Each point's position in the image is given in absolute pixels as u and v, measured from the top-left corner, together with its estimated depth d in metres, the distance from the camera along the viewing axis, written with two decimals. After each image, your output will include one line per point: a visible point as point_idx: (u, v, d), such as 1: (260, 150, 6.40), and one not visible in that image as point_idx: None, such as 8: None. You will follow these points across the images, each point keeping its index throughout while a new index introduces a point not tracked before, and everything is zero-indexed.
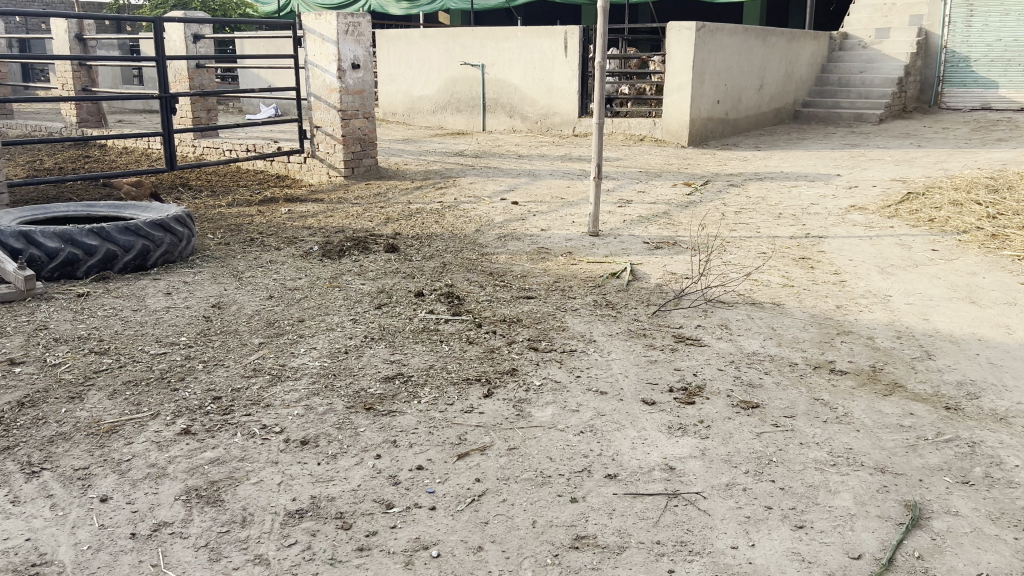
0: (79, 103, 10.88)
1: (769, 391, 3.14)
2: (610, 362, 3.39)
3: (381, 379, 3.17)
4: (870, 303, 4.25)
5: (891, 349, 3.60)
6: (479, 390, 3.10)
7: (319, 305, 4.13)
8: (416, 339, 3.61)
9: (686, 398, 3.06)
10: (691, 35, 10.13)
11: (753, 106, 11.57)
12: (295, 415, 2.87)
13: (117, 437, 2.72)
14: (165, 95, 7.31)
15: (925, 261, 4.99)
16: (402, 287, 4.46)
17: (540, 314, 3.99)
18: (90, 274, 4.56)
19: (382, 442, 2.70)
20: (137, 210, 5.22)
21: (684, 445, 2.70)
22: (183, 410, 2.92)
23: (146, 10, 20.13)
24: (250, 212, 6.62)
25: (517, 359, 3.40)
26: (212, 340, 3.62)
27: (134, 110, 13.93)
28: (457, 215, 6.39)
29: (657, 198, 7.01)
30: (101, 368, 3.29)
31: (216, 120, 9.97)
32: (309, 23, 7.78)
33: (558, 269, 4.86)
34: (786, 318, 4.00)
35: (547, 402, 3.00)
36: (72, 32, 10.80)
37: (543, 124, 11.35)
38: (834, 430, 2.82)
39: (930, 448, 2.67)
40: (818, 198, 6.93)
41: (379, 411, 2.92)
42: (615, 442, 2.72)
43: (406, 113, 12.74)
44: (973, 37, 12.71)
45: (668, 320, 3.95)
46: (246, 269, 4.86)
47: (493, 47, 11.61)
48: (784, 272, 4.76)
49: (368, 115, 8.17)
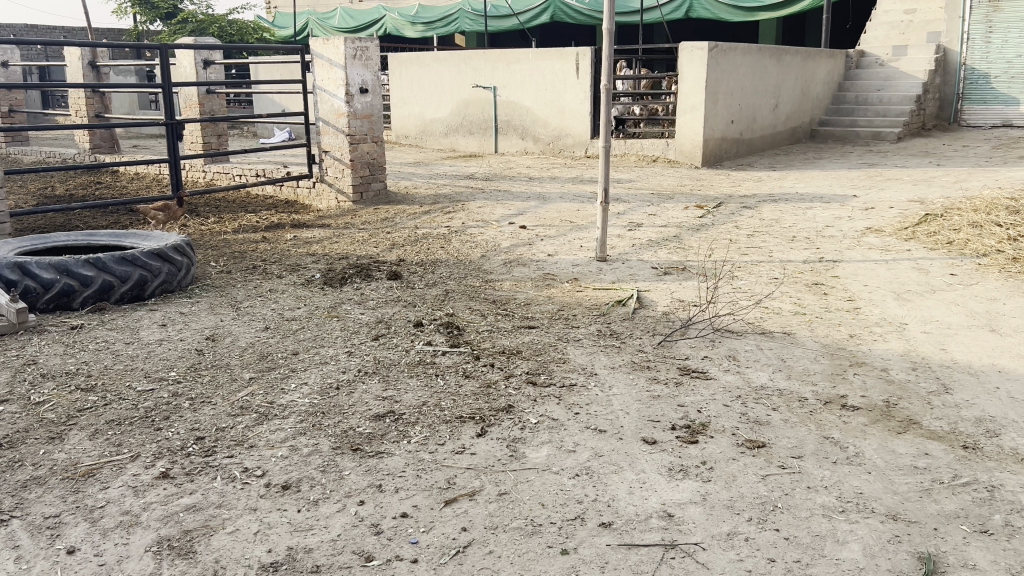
0: (93, 129, 10.94)
1: (777, 429, 3.00)
2: (610, 397, 3.26)
3: (371, 418, 3.05)
4: (885, 332, 4.09)
5: (906, 382, 3.44)
6: (472, 429, 2.97)
7: (315, 337, 4.03)
8: (410, 373, 3.50)
9: (688, 437, 2.92)
10: (704, 55, 10.01)
11: (768, 126, 11.44)
12: (278, 457, 2.76)
13: (93, 482, 2.63)
14: (171, 121, 7.27)
15: (943, 287, 4.83)
16: (402, 317, 4.35)
17: (541, 345, 3.86)
18: (86, 306, 4.49)
19: (366, 487, 2.58)
20: (137, 239, 5.17)
21: (684, 489, 2.56)
22: (164, 452, 2.82)
23: (165, 36, 20.34)
24: (254, 239, 6.56)
25: (513, 395, 3.27)
26: (202, 375, 3.52)
27: (149, 136, 14.01)
28: (464, 240, 6.29)
29: (668, 221, 6.88)
30: (85, 406, 3.20)
31: (226, 145, 9.97)
32: (317, 48, 7.74)
33: (564, 296, 4.74)
34: (797, 348, 3.86)
35: (542, 442, 2.87)
36: (86, 59, 10.89)
37: (555, 146, 11.27)
38: (844, 472, 2.66)
39: (946, 493, 2.51)
40: (833, 220, 6.78)
41: (366, 452, 2.80)
42: (611, 486, 2.58)
43: (419, 136, 12.71)
44: (993, 53, 12.51)
45: (673, 351, 3.81)
46: (245, 298, 4.79)
47: (505, 69, 11.55)
48: (796, 299, 4.61)
49: (377, 139, 8.09)
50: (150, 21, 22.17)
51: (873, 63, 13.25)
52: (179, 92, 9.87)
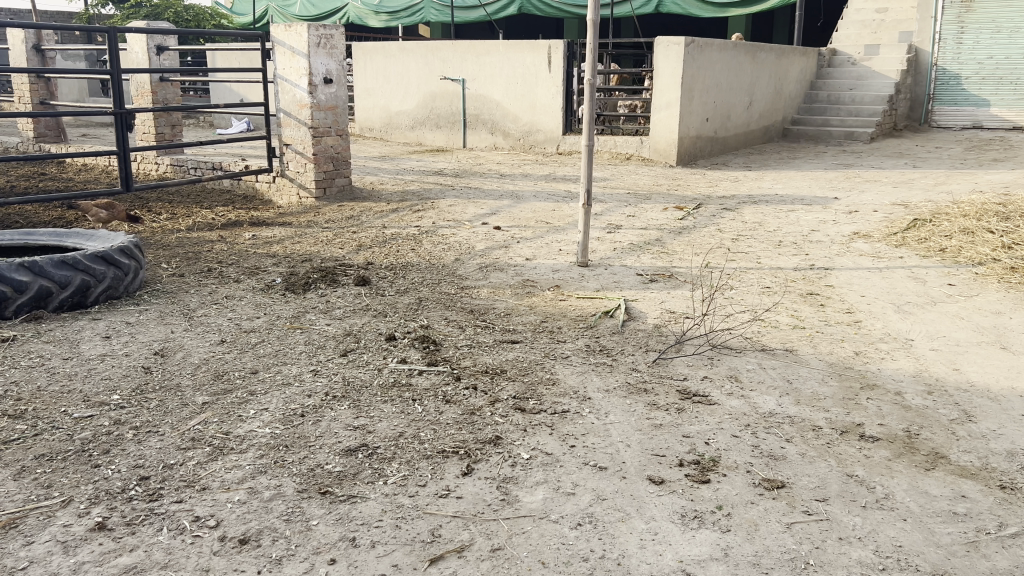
0: (38, 117, 10.35)
1: (795, 465, 2.71)
2: (607, 427, 2.94)
3: (341, 453, 2.70)
4: (891, 349, 3.83)
5: (924, 408, 3.17)
6: (457, 466, 2.64)
7: (276, 352, 3.65)
8: (384, 397, 3.14)
9: (700, 476, 2.61)
10: (680, 50, 9.73)
11: (741, 124, 11.22)
12: (234, 503, 2.40)
13: (15, 536, 2.24)
14: (120, 111, 6.75)
15: (943, 298, 4.59)
16: (372, 329, 3.99)
17: (526, 363, 3.53)
18: (20, 314, 4.06)
19: (337, 542, 2.23)
20: (80, 238, 4.74)
21: (701, 542, 2.26)
22: (102, 495, 2.45)
23: (117, 20, 19.59)
24: (211, 237, 6.15)
25: (500, 424, 2.93)
26: (148, 400, 3.13)
27: (98, 124, 13.38)
28: (436, 242, 5.93)
29: (648, 223, 6.59)
30: (11, 438, 2.80)
31: (181, 136, 9.44)
32: (279, 35, 7.32)
33: (545, 306, 4.42)
34: (802, 368, 3.57)
35: (537, 482, 2.54)
36: (30, 42, 10.30)
37: (526, 142, 10.95)
38: (876, 519, 2.38)
39: (994, 548, 2.25)
40: (819, 224, 6.54)
41: (336, 496, 2.44)
42: (619, 539, 2.27)
43: (384, 129, 12.31)
44: (964, 54, 12.43)
45: (669, 370, 3.51)
46: (199, 306, 4.38)
47: (474, 60, 11.17)
48: (792, 311, 4.33)
49: (341, 133, 7.68)
50: (101, 5, 21.36)
51: (845, 62, 13.10)
52: (130, 79, 9.34)
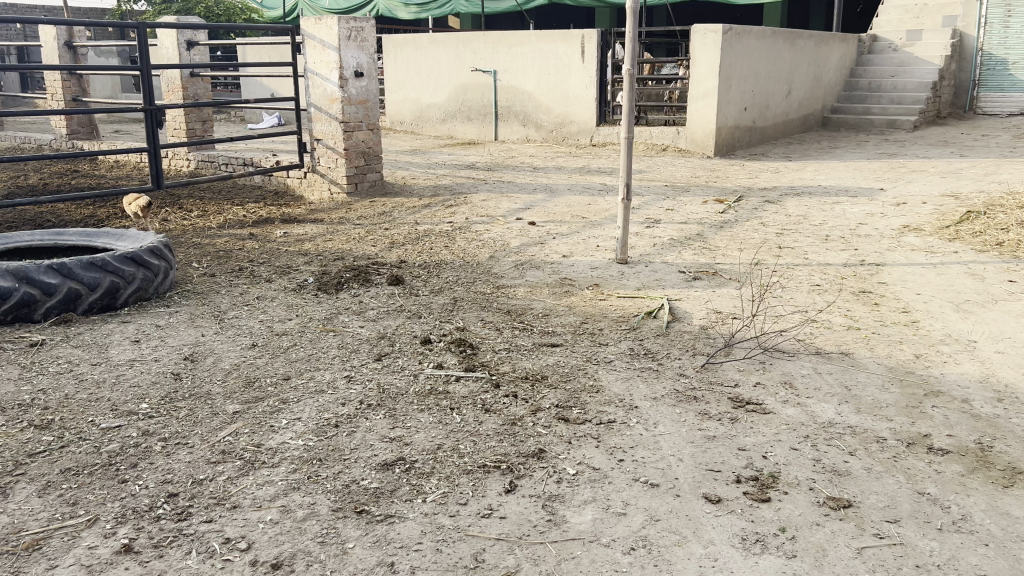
0: (70, 114, 10.37)
1: (861, 481, 2.53)
2: (657, 439, 2.78)
3: (378, 468, 2.56)
4: (953, 352, 3.62)
5: (995, 418, 2.97)
6: (499, 483, 2.49)
7: (309, 357, 3.53)
8: (421, 406, 3.01)
9: (759, 494, 2.44)
10: (718, 38, 9.49)
11: (780, 114, 10.94)
12: (266, 523, 2.28)
13: (38, 558, 2.14)
14: (150, 107, 6.67)
15: (1005, 296, 4.36)
16: (407, 332, 3.85)
17: (568, 369, 3.38)
18: (49, 317, 3.98)
19: (374, 567, 2.10)
20: (110, 238, 4.65)
21: (765, 569, 2.10)
22: (129, 513, 2.34)
23: (148, 16, 19.65)
24: (241, 235, 6.06)
25: (543, 436, 2.78)
26: (178, 409, 3.02)
27: (129, 120, 13.40)
28: (469, 239, 5.78)
29: (688, 217, 6.39)
30: (37, 450, 2.70)
31: (211, 132, 9.39)
32: (309, 28, 7.20)
33: (585, 306, 4.25)
34: (860, 372, 3.38)
35: (584, 501, 2.39)
36: (61, 39, 10.30)
37: (558, 133, 10.76)
38: (955, 545, 2.20)
39: None
40: (866, 217, 6.31)
41: (373, 516, 2.31)
42: (677, 566, 2.11)
43: (415, 122, 12.19)
44: (1012, 38, 12.02)
45: (718, 376, 3.33)
46: (230, 308, 4.28)
47: (506, 51, 11.00)
48: (846, 311, 4.13)
49: (372, 127, 7.55)
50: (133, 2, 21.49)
51: (887, 48, 12.74)
52: (160, 75, 9.30)
